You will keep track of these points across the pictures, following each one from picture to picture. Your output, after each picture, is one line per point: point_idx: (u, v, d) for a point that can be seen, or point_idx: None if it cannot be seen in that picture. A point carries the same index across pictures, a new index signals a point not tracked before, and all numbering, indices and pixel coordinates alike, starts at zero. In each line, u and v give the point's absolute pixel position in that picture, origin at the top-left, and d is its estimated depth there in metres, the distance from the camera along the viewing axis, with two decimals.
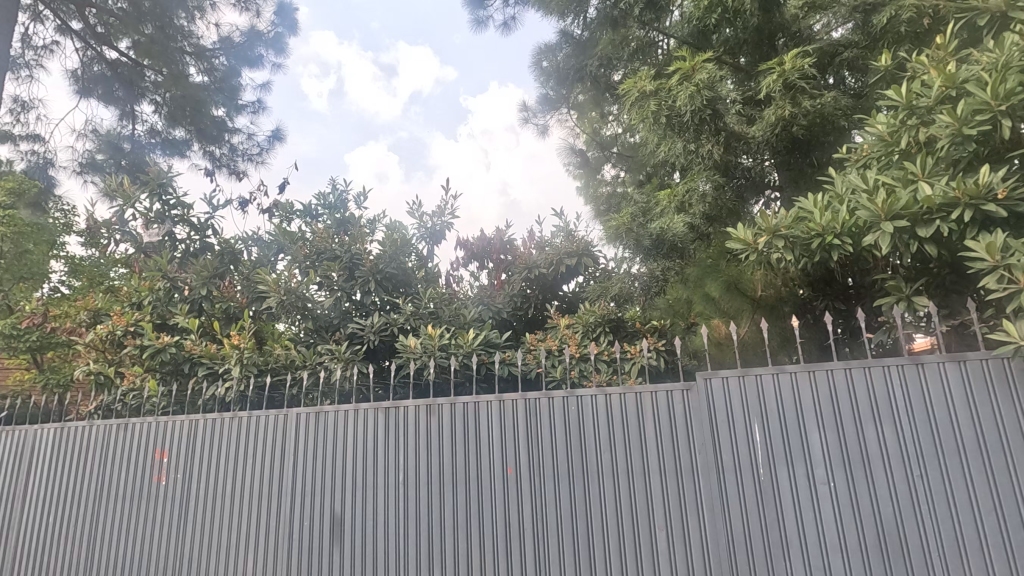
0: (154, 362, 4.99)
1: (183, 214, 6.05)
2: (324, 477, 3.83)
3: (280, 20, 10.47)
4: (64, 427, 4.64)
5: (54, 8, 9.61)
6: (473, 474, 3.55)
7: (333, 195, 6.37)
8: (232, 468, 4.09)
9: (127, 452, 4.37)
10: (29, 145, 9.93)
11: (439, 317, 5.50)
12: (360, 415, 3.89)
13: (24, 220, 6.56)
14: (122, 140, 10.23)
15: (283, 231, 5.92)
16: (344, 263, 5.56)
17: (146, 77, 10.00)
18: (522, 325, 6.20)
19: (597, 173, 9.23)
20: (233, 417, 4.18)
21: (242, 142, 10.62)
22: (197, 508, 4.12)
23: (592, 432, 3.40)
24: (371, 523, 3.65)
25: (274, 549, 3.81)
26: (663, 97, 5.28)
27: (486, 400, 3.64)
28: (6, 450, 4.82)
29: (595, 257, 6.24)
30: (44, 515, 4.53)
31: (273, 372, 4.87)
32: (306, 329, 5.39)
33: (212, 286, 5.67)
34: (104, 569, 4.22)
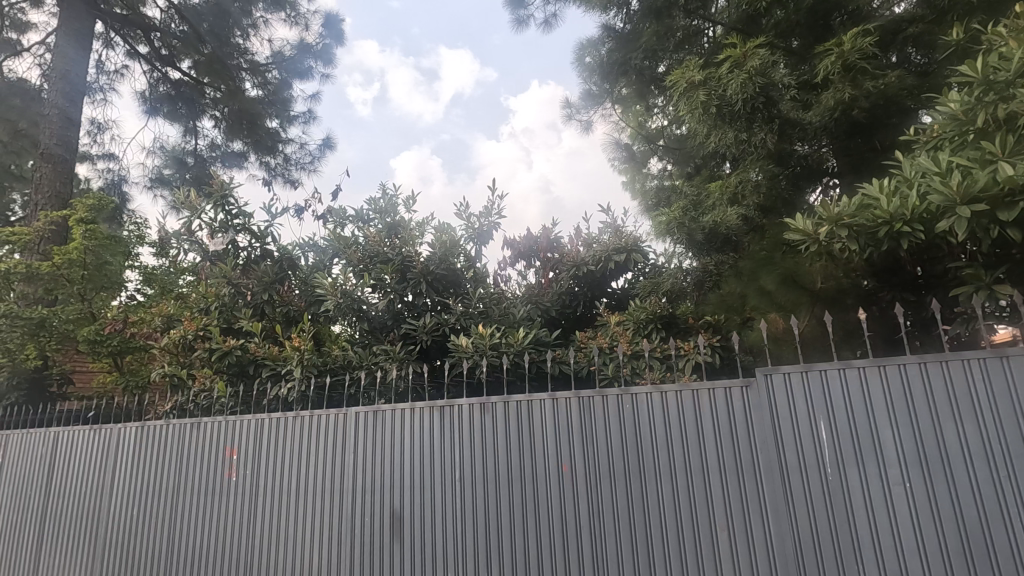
0: (222, 363, 5.26)
1: (244, 223, 6.33)
2: (383, 474, 3.95)
3: (328, 32, 10.75)
4: (144, 426, 4.97)
5: (124, 34, 10.37)
6: (528, 471, 3.57)
7: (384, 199, 6.53)
8: (297, 465, 4.27)
9: (201, 450, 4.64)
10: (105, 163, 10.70)
11: (489, 317, 5.58)
12: (415, 413, 3.97)
13: (104, 233, 7.09)
14: (186, 155, 10.90)
15: (337, 236, 6.10)
16: (396, 265, 5.71)
17: (206, 95, 10.58)
18: (571, 322, 6.17)
19: (644, 167, 9.06)
20: (297, 416, 4.37)
21: (295, 151, 10.95)
22: (265, 503, 4.33)
23: (649, 430, 3.36)
24: (429, 519, 3.73)
25: (338, 544, 3.96)
26: (712, 86, 5.13)
27: (540, 397, 3.64)
28: (95, 447, 5.21)
29: (645, 253, 6.14)
30: (128, 508, 4.86)
31: (332, 372, 5.05)
32: (361, 331, 5.56)
33: (273, 291, 5.93)
34: (184, 559, 4.50)
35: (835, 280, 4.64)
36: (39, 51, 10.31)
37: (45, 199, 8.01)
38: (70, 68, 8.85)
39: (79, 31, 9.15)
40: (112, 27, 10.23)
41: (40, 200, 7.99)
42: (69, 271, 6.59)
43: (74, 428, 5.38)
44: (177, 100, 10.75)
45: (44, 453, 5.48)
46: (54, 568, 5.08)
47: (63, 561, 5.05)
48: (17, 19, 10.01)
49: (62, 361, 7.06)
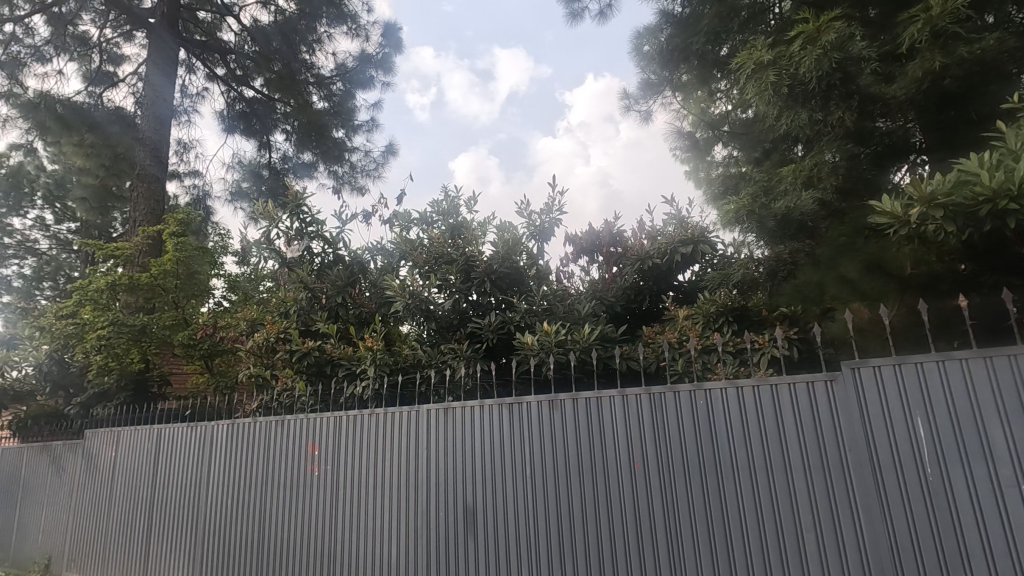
0: (301, 364, 5.52)
1: (317, 230, 6.65)
2: (456, 470, 4.03)
3: (387, 41, 11.15)
4: (234, 423, 5.34)
5: (204, 59, 11.15)
6: (600, 469, 3.54)
7: (446, 201, 6.66)
8: (374, 460, 4.44)
9: (286, 445, 4.93)
10: (191, 180, 11.55)
11: (553, 313, 5.57)
12: (485, 410, 4.03)
13: (194, 244, 7.67)
14: (262, 168, 11.59)
15: (403, 239, 6.28)
16: (460, 265, 5.82)
17: (277, 110, 11.19)
18: (636, 317, 6.09)
19: (707, 154, 8.61)
20: (372, 413, 4.55)
21: (359, 159, 11.39)
22: (344, 497, 4.53)
23: (724, 427, 3.24)
24: (502, 514, 3.78)
25: (415, 537, 4.09)
26: (784, 65, 4.87)
27: (609, 394, 3.61)
28: (192, 442, 5.64)
29: (713, 244, 5.91)
30: (224, 499, 5.24)
31: (403, 371, 5.19)
32: (429, 330, 5.70)
33: (346, 294, 6.20)
34: (274, 547, 4.79)
35: (926, 265, 4.28)
36: (132, 81, 11.28)
37: (143, 215, 8.75)
38: (161, 93, 9.62)
39: (166, 59, 9.92)
40: (193, 53, 11.03)
41: (138, 217, 8.73)
42: (164, 281, 7.17)
43: (174, 425, 5.86)
44: (252, 116, 11.47)
45: (149, 448, 6.00)
46: (162, 553, 5.55)
47: (169, 547, 5.51)
48: (112, 53, 10.99)
49: (162, 364, 7.70)
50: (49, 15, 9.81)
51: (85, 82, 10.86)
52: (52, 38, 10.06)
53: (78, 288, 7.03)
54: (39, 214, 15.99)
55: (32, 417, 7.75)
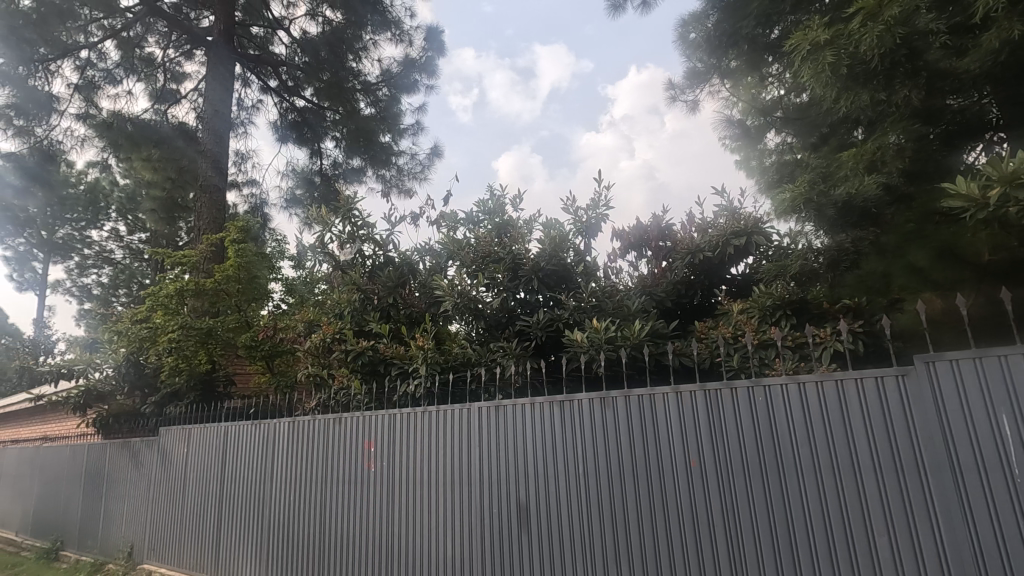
0: (355, 363, 5.67)
1: (368, 233, 6.82)
2: (508, 467, 4.06)
3: (430, 44, 11.31)
4: (295, 421, 5.56)
5: (257, 72, 11.63)
6: (655, 467, 3.48)
7: (492, 200, 6.69)
8: (428, 457, 4.52)
9: (344, 442, 5.11)
10: (250, 189, 12.10)
11: (602, 310, 5.50)
12: (536, 408, 4.03)
13: (253, 250, 8.03)
14: (314, 175, 12.02)
15: (450, 240, 6.35)
16: (508, 264, 5.83)
17: (326, 118, 11.56)
18: (688, 313, 5.94)
19: (760, 142, 8.23)
20: (425, 411, 4.64)
21: (406, 162, 11.63)
22: (400, 492, 4.65)
23: (786, 426, 3.12)
24: (555, 511, 3.78)
25: (469, 532, 4.14)
26: (842, 44, 4.57)
27: (662, 391, 3.53)
28: (257, 439, 5.92)
29: (768, 235, 5.68)
30: (288, 494, 5.47)
31: (454, 369, 5.27)
32: (479, 329, 5.76)
33: (397, 295, 6.35)
34: (335, 541, 4.96)
35: None
36: (193, 97, 11.90)
37: (207, 223, 9.24)
38: (220, 108, 10.14)
39: (224, 74, 10.41)
40: (248, 67, 11.53)
41: (202, 226, 9.22)
42: (227, 285, 7.55)
43: (239, 422, 6.16)
44: (304, 125, 11.91)
45: (217, 445, 6.33)
46: (232, 544, 5.86)
47: (238, 538, 5.81)
48: (175, 71, 11.63)
49: (226, 365, 8.11)
50: (119, 40, 10.49)
51: (151, 100, 11.54)
52: (122, 61, 10.75)
53: (150, 294, 7.51)
54: (114, 225, 17.14)
55: (113, 416, 8.30)
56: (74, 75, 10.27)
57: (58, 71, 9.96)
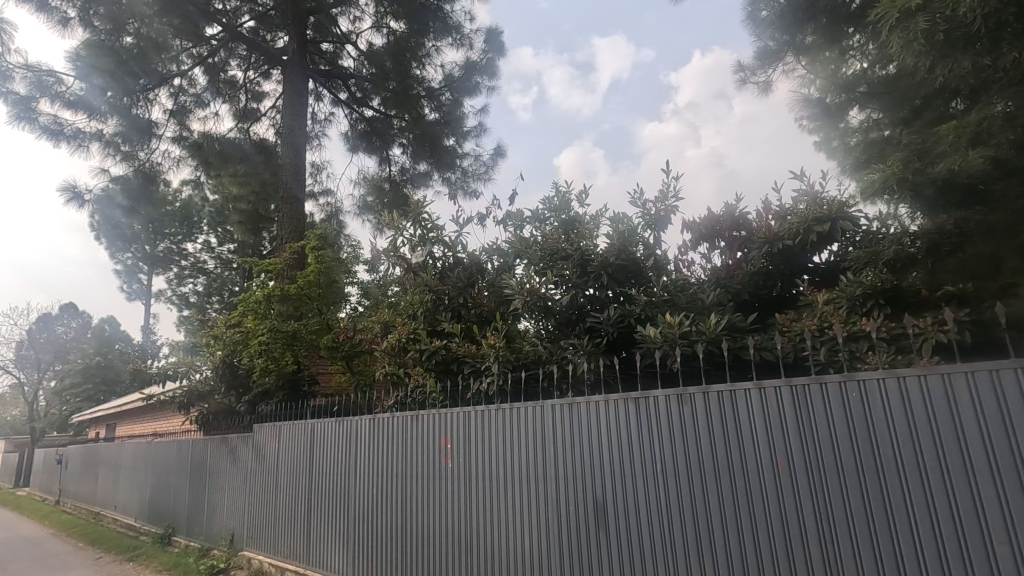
0: (429, 362, 5.84)
1: (438, 235, 6.99)
2: (584, 465, 4.04)
3: (490, 46, 11.47)
4: (375, 418, 5.81)
5: (328, 86, 12.20)
6: (739, 466, 3.35)
7: (558, 197, 6.66)
8: (503, 453, 4.58)
9: (422, 439, 5.27)
10: (325, 198, 12.74)
11: (676, 304, 5.34)
12: (610, 405, 3.98)
13: (331, 256, 8.45)
14: (384, 182, 12.49)
15: (518, 238, 6.39)
16: (576, 261, 5.79)
17: (393, 126, 12.02)
18: (767, 305, 5.68)
19: (841, 120, 7.55)
20: (499, 409, 4.70)
21: (471, 164, 11.88)
22: (477, 487, 4.74)
23: (885, 424, 2.91)
24: (635, 510, 3.72)
25: (546, 528, 4.16)
26: (936, 8, 4.17)
27: (744, 388, 3.39)
28: (340, 435, 6.22)
29: (855, 219, 5.29)
30: (371, 487, 5.73)
31: (526, 367, 5.30)
32: (549, 327, 5.77)
33: (468, 295, 6.47)
34: (417, 533, 5.14)
35: None
36: (271, 114, 12.67)
37: (288, 232, 9.82)
38: (296, 122, 10.75)
39: (298, 91, 11.03)
40: (320, 82, 12.12)
41: (284, 235, 9.82)
42: (309, 290, 7.98)
43: (324, 420, 6.50)
44: (372, 134, 12.39)
45: (305, 441, 6.72)
46: (322, 534, 6.21)
47: (327, 529, 6.15)
48: (255, 91, 12.44)
49: (311, 365, 8.60)
50: (206, 65, 11.38)
51: (236, 120, 12.41)
52: (209, 85, 11.63)
53: (241, 300, 8.10)
54: (207, 238, 18.56)
55: (212, 414, 8.98)
56: (169, 102, 11.19)
57: (155, 99, 10.89)
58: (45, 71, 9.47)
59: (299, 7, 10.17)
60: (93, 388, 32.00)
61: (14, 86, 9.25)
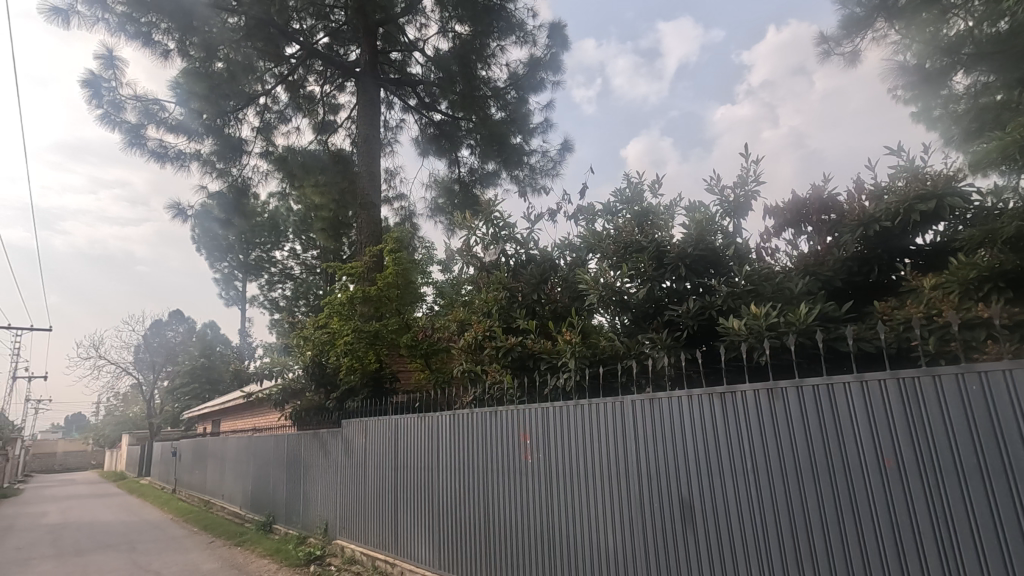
0: (505, 359, 5.83)
1: (509, 233, 7.06)
2: (667, 461, 3.95)
3: (554, 41, 11.54)
4: (455, 414, 5.98)
5: (398, 94, 12.62)
6: (839, 463, 3.15)
7: (629, 188, 6.51)
8: (582, 449, 4.57)
9: (502, 434, 5.37)
10: (399, 203, 13.23)
11: (760, 294, 5.09)
12: (693, 400, 3.86)
13: (408, 258, 8.77)
14: (453, 183, 12.81)
15: (590, 233, 6.31)
16: (651, 253, 5.62)
17: (461, 128, 12.30)
18: (862, 292, 5.29)
19: (944, 86, 6.93)
20: (576, 404, 4.68)
21: (538, 160, 11.94)
22: (557, 482, 4.76)
23: (1011, 419, 2.63)
24: (723, 508, 3.60)
25: (630, 524, 4.12)
26: None
27: (843, 380, 3.17)
28: (422, 431, 6.46)
29: (965, 194, 4.79)
30: (453, 482, 5.89)
31: (604, 363, 5.17)
32: (626, 321, 5.68)
33: (541, 291, 6.50)
34: (499, 527, 5.22)
35: None
36: (347, 124, 13.29)
37: (367, 237, 10.29)
38: (370, 132, 11.23)
39: (371, 100, 11.50)
40: (391, 90, 12.58)
41: (363, 240, 10.29)
42: (388, 291, 8.33)
43: (406, 416, 6.76)
44: (441, 137, 12.69)
45: (389, 436, 7.01)
46: (408, 525, 6.45)
47: (413, 520, 6.39)
48: (331, 103, 13.10)
49: (392, 363, 8.95)
50: (287, 83, 12.10)
51: (316, 132, 13.13)
52: (290, 101, 12.36)
53: (328, 302, 8.59)
54: (292, 246, 19.80)
55: (304, 410, 9.53)
56: (256, 119, 12.02)
57: (244, 118, 11.72)
58: (152, 100, 10.42)
59: (369, 20, 10.59)
60: (200, 387, 35.07)
61: (126, 116, 10.25)
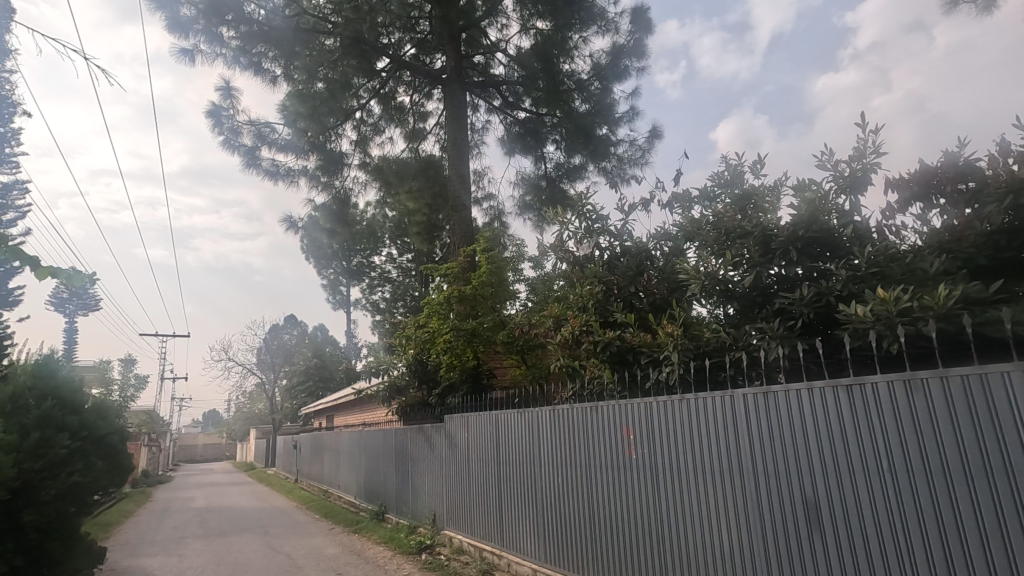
0: (603, 353, 5.60)
1: (602, 226, 6.93)
2: (786, 458, 3.71)
3: (637, 26, 11.29)
4: (556, 410, 6.00)
5: (484, 96, 12.84)
6: (996, 463, 2.79)
7: (729, 171, 6.15)
8: (690, 444, 4.40)
9: (604, 430, 5.32)
10: (488, 203, 13.48)
11: (887, 276, 4.61)
12: (814, 393, 3.58)
13: (500, 257, 8.92)
14: (541, 180, 12.86)
15: (688, 221, 6.03)
16: (757, 238, 5.27)
17: (546, 124, 12.33)
18: (1013, 269, 4.62)
19: None
20: (682, 399, 4.51)
21: (625, 150, 11.71)
22: (663, 478, 4.62)
23: None
24: (856, 509, 3.32)
25: (747, 523, 3.92)
26: None
27: (1001, 370, 2.79)
28: (522, 425, 6.55)
29: None
30: (556, 477, 5.91)
31: (709, 356, 4.90)
32: (731, 311, 5.40)
33: (638, 283, 6.32)
34: (605, 523, 5.18)
35: None
36: (436, 130, 13.74)
37: (460, 239, 10.58)
38: (458, 136, 11.54)
39: (458, 105, 11.81)
40: (475, 93, 12.83)
41: (457, 241, 10.59)
42: (483, 290, 8.54)
43: (507, 411, 6.88)
44: (527, 135, 12.73)
45: (491, 431, 7.18)
46: (513, 519, 6.57)
47: (517, 515, 6.50)
48: (420, 112, 13.62)
49: (489, 361, 9.12)
50: (380, 96, 12.73)
51: (408, 140, 13.71)
52: (383, 113, 13.00)
53: (427, 303, 8.94)
54: (390, 250, 20.83)
55: (409, 406, 9.98)
56: (354, 133, 12.75)
57: (343, 133, 12.46)
58: (264, 123, 11.41)
59: (452, 27, 10.88)
60: (314, 385, 37.96)
61: (243, 140, 11.31)
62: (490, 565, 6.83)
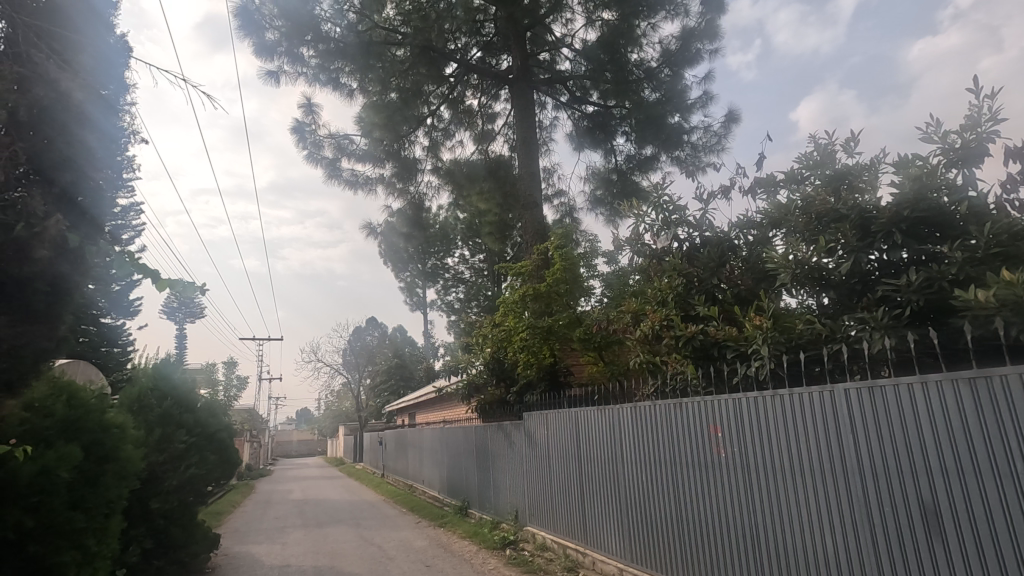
0: (686, 348, 5.51)
1: (680, 217, 6.71)
2: (897, 457, 3.42)
3: (708, 7, 10.85)
4: (637, 407, 5.88)
5: (551, 93, 12.80)
6: None
7: (818, 151, 5.74)
8: (786, 442, 4.16)
9: (689, 427, 5.16)
10: (559, 199, 13.43)
11: (1012, 257, 4.12)
12: (928, 387, 3.28)
13: (574, 252, 8.85)
14: (611, 173, 12.64)
15: (774, 207, 5.70)
16: (855, 221, 4.90)
17: (614, 116, 12.12)
18: None
19: None
20: (775, 395, 4.28)
21: (700, 137, 11.27)
22: (756, 477, 4.40)
23: None
24: (983, 511, 3.00)
25: (853, 526, 3.65)
26: None
27: None
28: (602, 423, 6.47)
29: None
30: (640, 475, 5.80)
31: (803, 349, 4.61)
32: (827, 301, 5.04)
33: (720, 274, 6.07)
34: (693, 523, 5.02)
35: None
36: (504, 130, 13.86)
37: (532, 237, 10.60)
38: (527, 134, 11.57)
39: (526, 104, 11.85)
40: (543, 91, 12.80)
41: (529, 240, 10.63)
42: (557, 287, 8.45)
43: (586, 409, 6.83)
44: (595, 128, 12.56)
45: (571, 428, 7.16)
46: (596, 517, 6.52)
47: (600, 512, 6.44)
48: (489, 113, 13.78)
49: (565, 358, 9.12)
50: (449, 101, 12.99)
51: (477, 142, 13.92)
52: (452, 117, 13.27)
53: (502, 302, 8.98)
54: (463, 251, 21.27)
55: (487, 404, 10.11)
56: (426, 139, 13.12)
57: (416, 139, 12.84)
58: (343, 136, 12.03)
59: (518, 26, 10.93)
60: (396, 383, 39.50)
61: (325, 153, 11.98)
62: (575, 563, 6.80)
